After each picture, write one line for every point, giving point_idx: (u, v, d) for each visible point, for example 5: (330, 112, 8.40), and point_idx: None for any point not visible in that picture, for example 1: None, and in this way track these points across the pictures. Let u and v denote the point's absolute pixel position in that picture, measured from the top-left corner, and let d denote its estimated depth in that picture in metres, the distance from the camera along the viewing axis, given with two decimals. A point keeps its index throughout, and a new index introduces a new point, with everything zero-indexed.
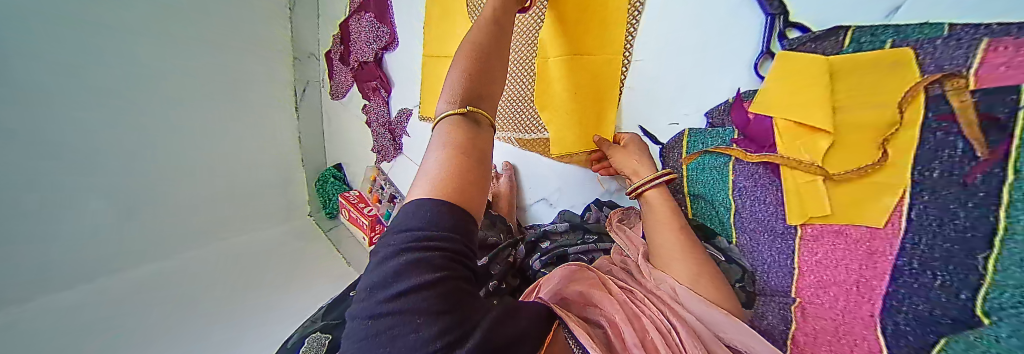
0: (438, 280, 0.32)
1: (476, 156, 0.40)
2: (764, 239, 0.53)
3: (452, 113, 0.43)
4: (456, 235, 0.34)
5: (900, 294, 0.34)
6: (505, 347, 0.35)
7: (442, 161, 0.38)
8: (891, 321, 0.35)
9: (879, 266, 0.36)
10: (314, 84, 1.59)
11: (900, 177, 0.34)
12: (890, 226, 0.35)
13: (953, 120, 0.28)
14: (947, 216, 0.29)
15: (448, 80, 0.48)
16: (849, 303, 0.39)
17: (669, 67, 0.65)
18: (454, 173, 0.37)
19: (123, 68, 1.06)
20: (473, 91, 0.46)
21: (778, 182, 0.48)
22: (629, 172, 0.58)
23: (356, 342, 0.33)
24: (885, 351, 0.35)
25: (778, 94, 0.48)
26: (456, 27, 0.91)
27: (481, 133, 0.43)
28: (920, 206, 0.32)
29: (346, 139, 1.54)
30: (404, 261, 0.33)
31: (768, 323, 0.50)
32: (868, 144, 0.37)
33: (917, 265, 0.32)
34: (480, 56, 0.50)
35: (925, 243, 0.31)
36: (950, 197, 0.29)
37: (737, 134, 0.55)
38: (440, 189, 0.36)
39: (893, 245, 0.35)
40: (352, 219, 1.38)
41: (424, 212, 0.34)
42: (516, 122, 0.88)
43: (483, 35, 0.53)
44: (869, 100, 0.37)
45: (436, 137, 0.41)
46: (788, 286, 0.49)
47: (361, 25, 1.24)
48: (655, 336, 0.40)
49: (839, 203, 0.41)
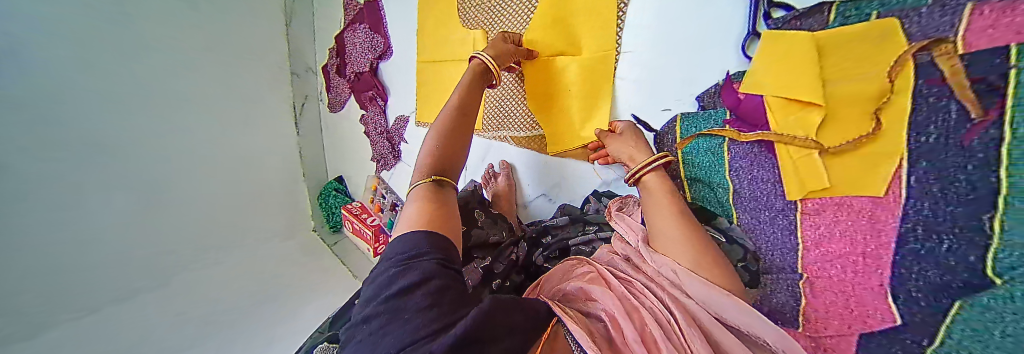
0: (422, 282, 0.38)
1: (440, 203, 0.51)
2: (766, 216, 0.53)
3: (422, 182, 0.54)
4: (433, 249, 0.42)
5: (908, 261, 0.34)
6: (495, 337, 0.36)
7: (417, 210, 0.49)
8: (902, 289, 0.34)
9: (883, 235, 0.36)
10: (313, 98, 1.53)
11: (896, 142, 0.34)
12: (891, 194, 0.35)
13: (944, 85, 0.29)
14: (947, 182, 0.29)
15: (421, 152, 0.59)
16: (858, 275, 0.39)
17: (670, 54, 0.65)
18: (429, 214, 0.48)
19: (130, 62, 0.96)
20: (439, 164, 0.56)
21: (774, 159, 0.48)
22: (627, 157, 0.58)
23: (354, 345, 0.37)
24: (898, 320, 0.35)
25: (763, 75, 0.49)
26: (447, 33, 0.95)
27: (448, 191, 0.54)
28: (918, 173, 0.32)
29: (345, 151, 1.55)
30: (394, 273, 0.40)
31: (778, 301, 0.50)
32: (860, 114, 0.38)
33: (923, 232, 0.32)
34: (456, 125, 0.62)
35: (929, 209, 0.31)
36: (948, 161, 0.29)
37: (729, 115, 0.55)
38: (418, 225, 0.46)
39: (895, 213, 0.35)
40: (355, 230, 1.35)
41: (407, 241, 0.43)
42: (511, 122, 0.89)
43: (455, 103, 0.65)
44: (861, 71, 0.38)
45: (411, 196, 0.52)
46: (795, 263, 0.48)
47: (356, 36, 1.27)
48: (654, 326, 0.40)
49: (839, 176, 0.41)
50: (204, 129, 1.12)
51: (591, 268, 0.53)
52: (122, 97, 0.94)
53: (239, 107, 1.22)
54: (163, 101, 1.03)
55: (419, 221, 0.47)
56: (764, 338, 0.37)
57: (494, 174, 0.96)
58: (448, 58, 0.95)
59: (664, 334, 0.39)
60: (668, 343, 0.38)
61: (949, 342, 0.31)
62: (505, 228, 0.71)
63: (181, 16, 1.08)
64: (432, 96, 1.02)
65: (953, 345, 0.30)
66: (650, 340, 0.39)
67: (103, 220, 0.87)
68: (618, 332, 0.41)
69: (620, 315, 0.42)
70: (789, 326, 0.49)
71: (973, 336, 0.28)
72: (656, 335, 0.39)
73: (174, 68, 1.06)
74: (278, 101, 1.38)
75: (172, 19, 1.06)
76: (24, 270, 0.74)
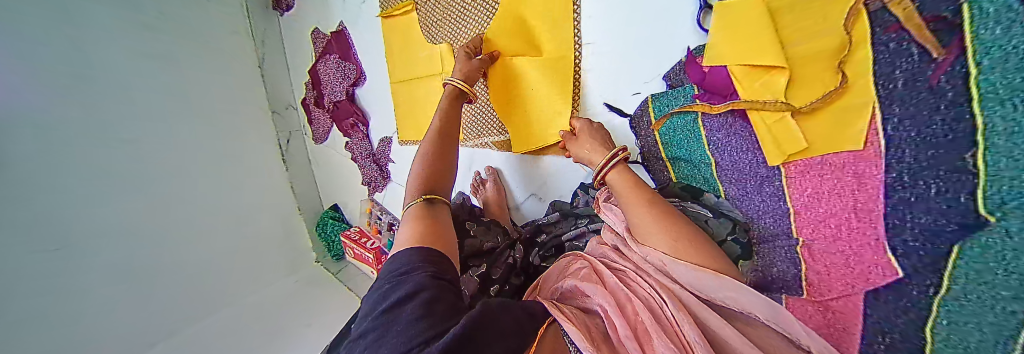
0: (418, 291, 0.38)
1: (431, 219, 0.52)
2: (752, 186, 0.52)
3: (415, 202, 0.54)
4: (425, 264, 0.42)
5: (899, 211, 0.33)
6: (489, 343, 0.37)
7: (410, 227, 0.50)
8: (899, 240, 0.34)
9: (870, 188, 0.36)
10: (297, 133, 1.56)
11: (866, 92, 0.35)
12: (870, 146, 0.35)
13: (902, 29, 0.30)
14: (923, 125, 0.29)
15: (411, 171, 0.60)
16: (853, 232, 0.39)
17: (629, 40, 0.65)
18: (422, 233, 0.48)
19: (106, 115, 1.01)
20: (429, 183, 0.58)
21: (750, 128, 0.48)
22: (586, 153, 0.58)
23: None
24: (900, 273, 0.34)
25: (722, 46, 0.49)
26: (415, 51, 0.97)
27: (441, 209, 0.55)
28: (891, 121, 0.33)
29: (336, 180, 1.56)
30: (389, 287, 0.41)
31: (778, 270, 0.48)
32: (824, 69, 0.39)
33: (909, 178, 0.32)
34: (443, 141, 0.65)
35: (912, 154, 0.31)
36: (921, 103, 0.29)
37: (697, 89, 0.55)
38: (413, 242, 0.47)
39: (878, 165, 0.35)
40: (357, 256, 1.36)
41: (402, 258, 0.44)
42: (489, 127, 0.90)
43: (444, 118, 0.68)
44: (818, 27, 0.39)
45: (405, 218, 0.53)
46: (789, 228, 0.48)
47: (328, 66, 1.30)
48: (647, 319, 0.39)
49: (813, 135, 0.41)
50: (192, 173, 1.16)
51: (586, 263, 0.53)
52: (137, 160, 1.05)
53: (224, 147, 1.26)
54: (149, 149, 1.07)
55: (415, 237, 0.48)
56: (758, 315, 0.37)
57: (482, 182, 0.97)
58: (417, 76, 0.98)
59: (658, 325, 0.39)
60: (661, 331, 0.38)
61: (954, 289, 0.29)
62: (500, 232, 0.72)
63: (151, 62, 1.11)
64: (410, 114, 1.05)
65: (958, 295, 0.29)
66: (642, 333, 0.39)
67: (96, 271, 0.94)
68: (612, 328, 0.41)
69: (614, 311, 0.42)
70: (793, 294, 0.46)
71: (974, 284, 0.27)
72: (649, 327, 0.39)
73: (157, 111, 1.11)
74: (262, 140, 1.41)
75: (143, 67, 1.10)
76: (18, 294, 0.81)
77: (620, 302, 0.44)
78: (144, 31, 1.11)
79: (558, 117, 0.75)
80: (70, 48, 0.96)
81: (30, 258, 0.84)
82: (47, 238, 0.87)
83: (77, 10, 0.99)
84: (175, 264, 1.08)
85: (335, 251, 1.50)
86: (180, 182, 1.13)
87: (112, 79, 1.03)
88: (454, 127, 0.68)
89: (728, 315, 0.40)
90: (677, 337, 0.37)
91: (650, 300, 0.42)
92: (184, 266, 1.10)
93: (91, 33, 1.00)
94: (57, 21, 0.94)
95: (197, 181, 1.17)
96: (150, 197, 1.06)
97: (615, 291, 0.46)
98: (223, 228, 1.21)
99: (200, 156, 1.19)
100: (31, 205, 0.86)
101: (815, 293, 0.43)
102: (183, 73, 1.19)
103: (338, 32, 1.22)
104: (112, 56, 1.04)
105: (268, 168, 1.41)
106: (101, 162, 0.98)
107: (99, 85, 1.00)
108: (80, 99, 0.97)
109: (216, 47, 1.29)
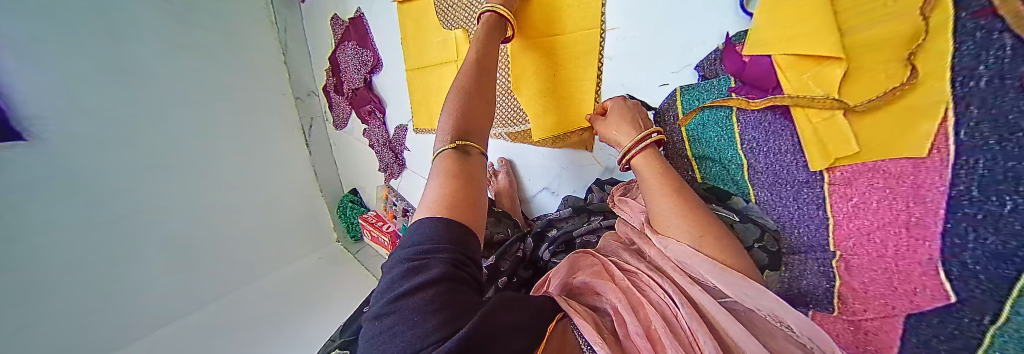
0: (436, 281, 0.37)
1: (466, 177, 0.48)
2: (787, 191, 0.48)
3: (446, 148, 0.51)
4: (452, 246, 0.40)
5: (964, 229, 0.29)
6: (496, 337, 0.36)
7: (441, 187, 0.46)
8: (957, 261, 0.29)
9: (929, 202, 0.31)
10: (319, 119, 1.58)
11: (940, 90, 0.29)
12: (937, 153, 0.30)
13: (995, 15, 0.25)
14: (1005, 132, 0.25)
15: (441, 119, 0.55)
16: (901, 248, 0.34)
17: (661, 23, 0.60)
18: (452, 197, 0.45)
19: (140, 100, 1.07)
20: (461, 129, 0.53)
21: (792, 125, 0.44)
22: (615, 134, 0.54)
23: (368, 342, 0.38)
24: (952, 298, 0.30)
25: (766, 32, 0.43)
26: (429, 36, 0.95)
27: (475, 159, 0.51)
28: (968, 126, 0.28)
29: (353, 165, 1.59)
30: (407, 268, 0.40)
31: (808, 283, 0.45)
32: (888, 63, 0.33)
33: (978, 193, 0.27)
34: (475, 83, 0.58)
35: (984, 166, 0.26)
36: (1007, 105, 0.24)
37: (734, 82, 0.50)
38: (437, 210, 0.44)
39: (943, 174, 0.30)
40: (373, 239, 1.40)
41: (427, 229, 0.42)
42: (504, 117, 0.87)
43: (478, 52, 0.62)
44: (886, 11, 0.33)
45: (434, 168, 0.49)
46: (825, 240, 0.44)
47: (347, 54, 1.31)
48: (660, 324, 0.38)
49: (869, 137, 0.36)
50: (217, 156, 1.23)
51: (597, 260, 0.52)
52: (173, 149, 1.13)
53: (248, 135, 1.32)
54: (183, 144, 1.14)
55: (443, 199, 0.45)
56: (789, 324, 0.35)
57: (493, 172, 0.96)
58: (433, 63, 0.97)
59: (671, 332, 0.37)
60: (676, 339, 0.36)
61: (1017, 319, 0.25)
62: (509, 225, 0.76)
63: (181, 51, 1.14)
64: (425, 102, 1.04)
65: (1020, 327, 0.24)
66: (655, 335, 0.38)
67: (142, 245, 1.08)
68: (624, 327, 0.40)
69: (626, 310, 0.40)
70: (822, 310, 0.43)
71: None
72: (661, 332, 0.37)
73: (197, 95, 1.18)
74: (285, 124, 1.43)
75: (172, 49, 1.12)
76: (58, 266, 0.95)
77: (633, 303, 0.42)
78: (172, 27, 1.12)
79: (581, 104, 0.71)
80: (105, 28, 1.00)
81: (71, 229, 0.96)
82: (92, 220, 0.99)
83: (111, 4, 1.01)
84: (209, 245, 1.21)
85: (353, 233, 1.55)
86: (203, 158, 1.20)
87: (136, 63, 1.06)
88: (493, 57, 0.63)
89: (751, 323, 0.38)
90: (690, 347, 0.36)
91: (664, 307, 0.41)
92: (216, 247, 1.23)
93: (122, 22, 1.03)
94: (114, 18, 1.01)
95: (223, 164, 1.24)
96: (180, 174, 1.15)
97: (628, 290, 0.44)
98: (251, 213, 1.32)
99: (224, 143, 1.25)
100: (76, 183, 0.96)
101: (847, 312, 0.40)
102: (213, 61, 1.21)
103: (356, 18, 1.22)
104: (151, 44, 1.08)
105: (290, 156, 1.45)
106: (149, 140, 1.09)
107: (132, 65, 1.05)
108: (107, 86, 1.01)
109: (249, 40, 1.31)
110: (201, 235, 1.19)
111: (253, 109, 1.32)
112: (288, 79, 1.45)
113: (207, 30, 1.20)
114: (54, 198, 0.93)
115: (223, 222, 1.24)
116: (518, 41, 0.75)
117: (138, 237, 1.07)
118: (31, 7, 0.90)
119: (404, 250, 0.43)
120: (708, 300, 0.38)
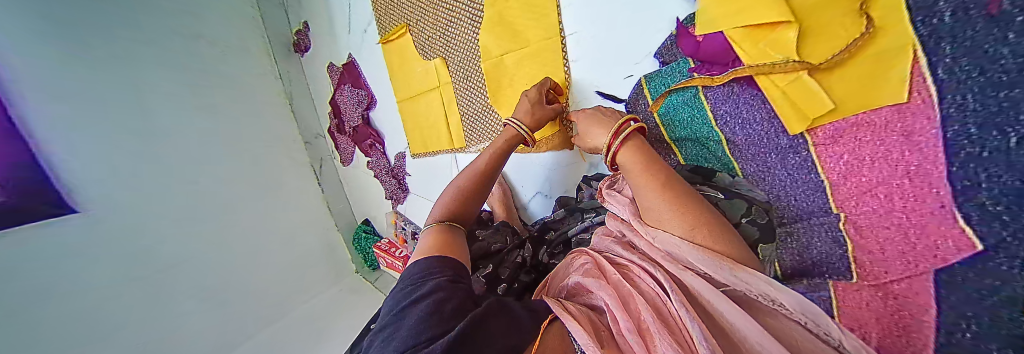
0: (434, 292, 0.43)
1: (450, 240, 0.56)
2: (773, 159, 0.46)
3: (431, 225, 0.60)
4: (443, 269, 0.48)
5: (969, 170, 0.26)
6: (486, 342, 0.38)
7: (429, 242, 0.55)
8: (972, 205, 0.26)
9: (925, 148, 0.29)
10: (329, 159, 1.71)
11: (903, 33, 0.30)
12: (917, 96, 0.29)
13: None
14: (986, 63, 0.24)
15: (438, 203, 0.63)
16: (907, 200, 0.31)
17: (616, 23, 0.62)
18: (436, 248, 0.53)
19: (157, 154, 1.14)
20: (453, 216, 0.61)
21: (761, 94, 0.44)
22: (592, 139, 0.56)
23: (369, 351, 0.41)
24: (980, 246, 0.26)
25: (718, 11, 0.44)
26: (412, 68, 1.04)
27: (457, 232, 0.59)
28: (944, 63, 0.27)
29: (365, 198, 1.67)
30: (412, 284, 0.46)
31: (819, 251, 0.40)
32: (844, 17, 0.34)
33: (977, 129, 0.25)
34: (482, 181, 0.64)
35: (975, 101, 0.24)
36: (978, 35, 0.24)
37: (692, 62, 0.51)
38: (427, 253, 0.52)
39: (930, 115, 0.28)
40: (388, 265, 1.42)
41: (418, 267, 0.49)
42: (483, 132, 0.89)
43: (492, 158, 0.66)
44: None
45: (423, 234, 0.58)
46: (826, 203, 0.40)
47: (345, 95, 1.41)
48: (649, 316, 0.37)
49: (840, 92, 0.36)
50: (243, 197, 1.30)
51: (589, 258, 0.52)
52: (197, 198, 1.19)
53: (267, 175, 1.40)
54: (211, 191, 1.22)
55: (431, 249, 0.53)
56: (783, 303, 0.33)
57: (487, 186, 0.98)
58: (418, 91, 1.04)
59: (663, 324, 0.37)
60: (666, 331, 0.35)
61: None
62: (508, 233, 0.75)
63: (192, 111, 1.24)
64: (417, 128, 1.12)
65: None
66: (645, 328, 0.37)
67: (163, 290, 1.06)
68: (615, 323, 0.40)
69: (615, 305, 0.40)
70: (841, 278, 0.38)
71: None
72: (650, 323, 0.37)
73: (209, 147, 1.26)
74: (297, 167, 1.54)
75: (186, 111, 1.23)
76: (77, 320, 0.92)
77: (623, 297, 0.42)
78: (188, 86, 1.25)
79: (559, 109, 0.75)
80: (124, 89, 1.11)
81: (105, 281, 0.97)
82: (119, 266, 1.01)
83: (141, 83, 1.15)
84: (230, 288, 1.19)
85: (371, 262, 1.59)
86: (228, 201, 1.26)
87: (153, 122, 1.15)
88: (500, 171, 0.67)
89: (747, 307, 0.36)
90: (681, 336, 0.35)
91: (655, 297, 0.40)
92: (233, 291, 1.19)
93: (141, 89, 1.14)
94: (123, 82, 1.11)
95: (244, 208, 1.30)
96: (213, 217, 1.21)
97: (618, 285, 0.44)
98: (274, 247, 1.34)
99: (249, 188, 1.33)
100: (99, 231, 0.99)
101: (869, 277, 0.35)
102: (223, 113, 1.32)
103: (348, 63, 1.34)
104: (165, 108, 1.18)
105: (307, 194, 1.55)
106: (175, 188, 1.15)
107: (150, 125, 1.14)
108: (138, 149, 1.10)
109: (248, 91, 1.43)
110: (225, 272, 1.19)
111: (266, 156, 1.43)
112: (297, 126, 1.59)
113: (217, 91, 1.32)
114: (78, 251, 0.95)
115: (238, 248, 1.24)
116: (493, 57, 0.79)
117: (156, 285, 1.05)
118: (61, 81, 1.00)
119: (408, 275, 0.49)
120: (701, 283, 0.37)
